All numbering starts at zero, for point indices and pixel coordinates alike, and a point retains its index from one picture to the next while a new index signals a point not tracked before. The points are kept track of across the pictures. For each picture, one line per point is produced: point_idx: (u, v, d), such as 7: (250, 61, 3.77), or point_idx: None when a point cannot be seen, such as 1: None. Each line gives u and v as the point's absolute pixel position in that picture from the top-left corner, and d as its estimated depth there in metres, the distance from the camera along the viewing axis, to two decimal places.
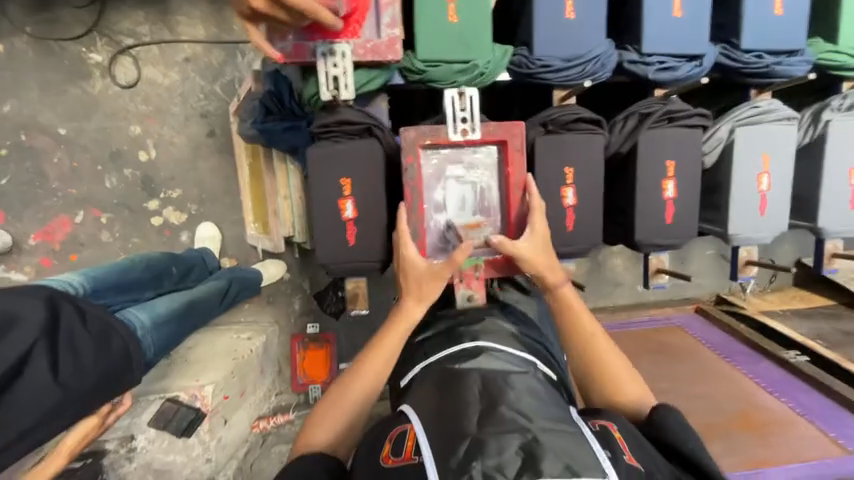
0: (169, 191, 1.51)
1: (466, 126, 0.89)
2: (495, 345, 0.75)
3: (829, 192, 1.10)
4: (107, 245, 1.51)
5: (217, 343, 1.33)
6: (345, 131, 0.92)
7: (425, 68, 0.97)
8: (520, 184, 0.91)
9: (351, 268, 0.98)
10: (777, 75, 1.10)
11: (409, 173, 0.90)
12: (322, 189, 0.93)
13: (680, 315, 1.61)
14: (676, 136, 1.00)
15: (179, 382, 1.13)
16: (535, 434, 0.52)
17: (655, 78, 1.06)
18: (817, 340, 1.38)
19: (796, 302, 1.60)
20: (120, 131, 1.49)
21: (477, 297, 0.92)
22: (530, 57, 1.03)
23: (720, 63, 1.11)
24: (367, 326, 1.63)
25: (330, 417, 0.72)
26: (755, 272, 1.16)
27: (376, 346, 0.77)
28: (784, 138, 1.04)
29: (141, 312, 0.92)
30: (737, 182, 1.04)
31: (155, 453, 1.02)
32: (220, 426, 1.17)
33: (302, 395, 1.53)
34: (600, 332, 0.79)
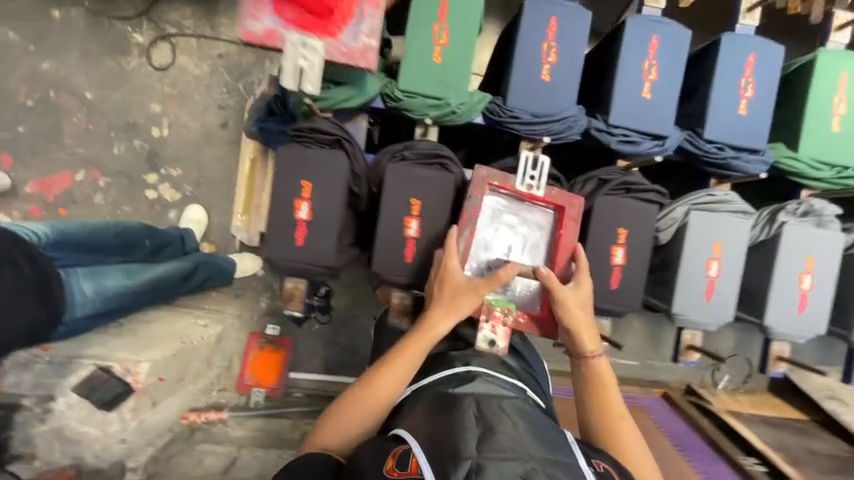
0: (170, 169, 1.57)
1: (531, 183, 0.93)
2: (486, 371, 0.75)
3: (777, 289, 1.10)
4: (98, 207, 1.54)
5: (174, 325, 1.33)
6: (317, 139, 0.96)
7: (402, 98, 1.06)
8: (569, 248, 0.92)
9: (294, 267, 1.00)
10: (734, 170, 1.19)
11: (471, 203, 0.91)
12: (282, 187, 0.96)
13: (647, 396, 1.55)
14: (632, 207, 1.02)
15: (118, 353, 1.10)
16: (535, 463, 0.54)
17: (617, 148, 1.14)
18: (779, 452, 1.32)
19: (768, 408, 1.54)
20: (141, 105, 1.57)
21: (499, 345, 0.87)
22: (503, 106, 1.09)
23: (685, 148, 1.19)
24: (328, 340, 1.60)
25: (342, 416, 0.70)
26: (696, 356, 1.16)
27: (394, 357, 0.75)
28: (738, 229, 1.06)
29: (87, 283, 0.98)
30: (686, 264, 1.06)
31: (70, 420, 1.01)
32: (146, 408, 1.12)
33: (244, 397, 1.50)
34: (627, 416, 0.74)
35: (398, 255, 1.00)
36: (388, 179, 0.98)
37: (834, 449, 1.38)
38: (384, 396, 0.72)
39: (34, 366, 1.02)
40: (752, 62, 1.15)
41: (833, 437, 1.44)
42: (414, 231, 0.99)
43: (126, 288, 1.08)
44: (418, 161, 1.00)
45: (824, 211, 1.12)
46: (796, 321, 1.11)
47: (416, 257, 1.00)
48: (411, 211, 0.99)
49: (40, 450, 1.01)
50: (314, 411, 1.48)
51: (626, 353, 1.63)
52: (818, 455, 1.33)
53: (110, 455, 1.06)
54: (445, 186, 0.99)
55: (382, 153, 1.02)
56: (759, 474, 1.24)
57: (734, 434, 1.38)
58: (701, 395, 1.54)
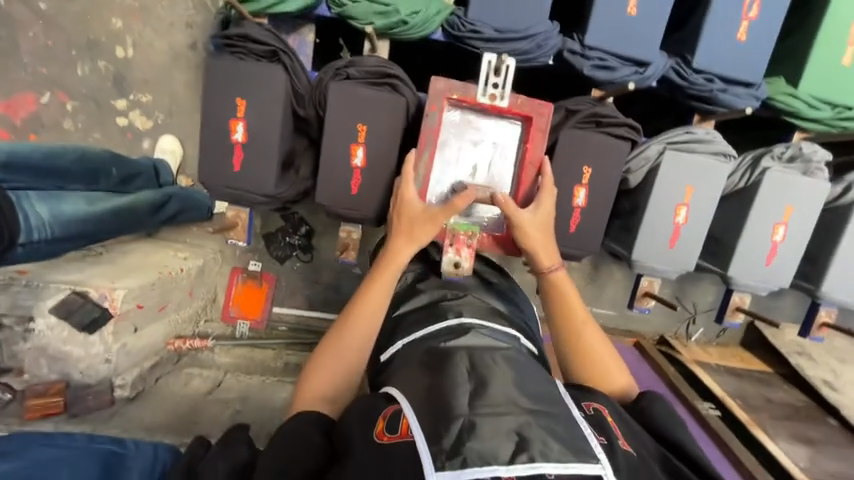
0: (138, 94, 1.47)
1: (495, 92, 0.85)
2: (480, 322, 0.73)
3: (746, 237, 1.06)
4: (68, 133, 1.45)
5: (151, 256, 1.31)
6: (251, 50, 0.90)
7: (345, 2, 0.96)
8: (535, 165, 0.87)
9: (233, 193, 0.97)
10: (719, 104, 1.09)
11: (430, 121, 0.86)
12: (217, 104, 0.91)
13: (618, 345, 1.58)
14: (599, 141, 0.96)
15: (95, 280, 1.11)
16: (527, 417, 0.53)
17: (590, 74, 1.04)
18: (736, 400, 1.37)
19: (735, 361, 1.58)
20: (102, 20, 1.44)
21: (463, 266, 0.87)
22: (463, 19, 1.01)
23: (669, 79, 1.11)
24: (310, 278, 1.61)
25: (323, 371, 0.68)
26: (650, 304, 1.15)
27: (362, 299, 0.74)
28: (713, 174, 1.01)
29: (41, 207, 0.99)
30: (653, 209, 1.02)
31: (51, 340, 1.06)
32: (128, 333, 1.15)
33: (230, 328, 1.53)
34: (593, 326, 0.76)
35: (344, 186, 0.96)
36: (333, 100, 0.91)
37: (791, 399, 1.43)
38: (360, 338, 0.71)
39: (11, 288, 1.03)
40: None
41: (793, 388, 1.48)
42: (360, 161, 0.94)
43: (88, 214, 1.08)
44: (364, 80, 0.92)
45: (813, 156, 1.04)
46: (761, 273, 1.09)
47: (361, 188, 0.96)
48: (357, 137, 0.93)
49: (27, 364, 1.06)
50: (298, 344, 1.51)
51: (603, 303, 1.63)
52: (774, 403, 1.39)
53: (97, 373, 1.10)
54: (393, 110, 0.92)
55: (325, 70, 0.94)
56: (714, 419, 1.29)
57: (697, 383, 1.43)
58: (673, 345, 1.58)
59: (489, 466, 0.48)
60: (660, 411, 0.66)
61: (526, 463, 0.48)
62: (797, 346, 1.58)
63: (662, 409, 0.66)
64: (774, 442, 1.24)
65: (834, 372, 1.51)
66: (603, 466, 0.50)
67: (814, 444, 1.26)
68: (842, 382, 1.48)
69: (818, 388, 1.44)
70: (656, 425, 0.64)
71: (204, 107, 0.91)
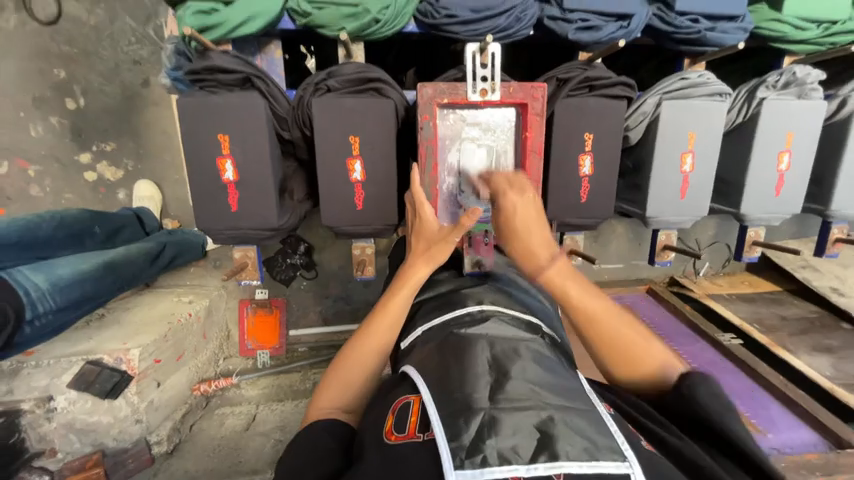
0: (101, 144, 1.41)
1: (486, 85, 0.79)
2: (498, 309, 0.71)
3: (752, 172, 1.07)
4: (38, 199, 1.41)
5: (158, 306, 1.29)
6: (221, 81, 0.85)
7: (310, 10, 0.89)
8: (538, 149, 0.83)
9: (236, 236, 0.94)
10: (709, 44, 1.05)
11: (425, 133, 0.80)
12: (197, 146, 0.87)
13: (631, 294, 1.62)
14: (595, 105, 0.95)
15: (106, 345, 1.07)
16: (551, 412, 0.51)
17: (575, 38, 0.99)
18: (755, 325, 1.41)
19: (745, 286, 1.63)
20: (45, 75, 1.36)
21: (486, 263, 0.87)
22: (435, 4, 0.94)
23: (653, 26, 1.05)
24: (320, 294, 1.58)
25: (338, 384, 0.67)
26: (673, 256, 1.17)
27: (383, 310, 0.72)
28: (712, 115, 1.00)
29: (37, 276, 0.94)
30: (657, 163, 1.02)
31: (77, 413, 1.03)
32: (152, 389, 1.13)
33: (250, 360, 1.52)
34: (606, 311, 0.63)
35: (347, 202, 0.93)
36: (319, 116, 0.87)
37: (804, 313, 1.47)
38: (376, 353, 0.70)
39: (22, 371, 1.00)
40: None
41: (803, 301, 1.53)
42: (359, 175, 0.92)
43: (82, 272, 1.02)
44: (346, 90, 0.89)
45: (808, 78, 1.03)
46: (772, 204, 1.10)
47: (366, 202, 0.94)
48: (352, 150, 0.90)
49: (58, 443, 1.04)
50: (320, 361, 1.49)
51: (610, 258, 1.65)
52: (790, 320, 1.44)
53: (131, 435, 1.09)
54: (381, 113, 0.89)
55: (304, 86, 0.90)
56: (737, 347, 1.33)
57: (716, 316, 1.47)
58: (683, 284, 1.63)
59: (508, 466, 0.46)
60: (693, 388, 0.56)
61: (546, 463, 0.46)
62: (801, 261, 1.63)
63: (696, 389, 0.56)
64: (797, 356, 1.28)
65: (839, 278, 1.56)
66: (631, 463, 0.46)
67: (835, 351, 1.30)
68: (849, 286, 1.53)
69: (827, 296, 1.49)
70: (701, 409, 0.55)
71: (186, 154, 0.87)
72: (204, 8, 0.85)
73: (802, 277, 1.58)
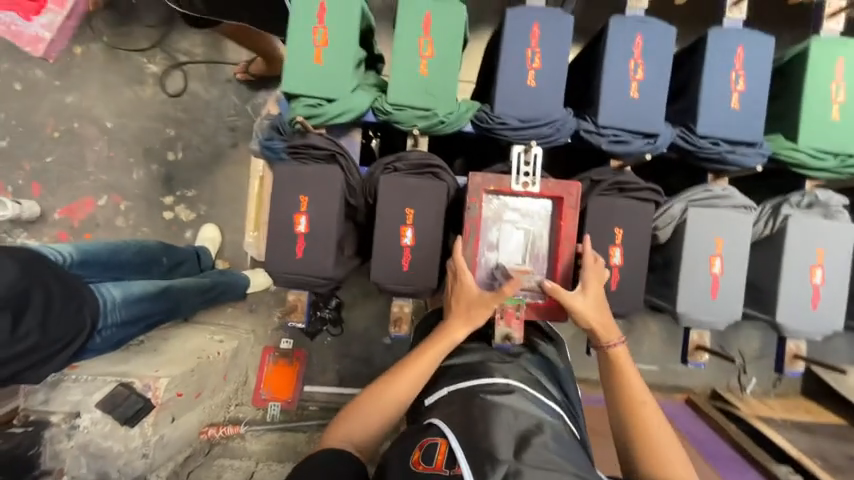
0: (184, 191, 1.64)
1: (527, 179, 0.90)
2: (525, 387, 0.74)
3: (787, 285, 1.06)
4: (120, 230, 1.62)
5: (190, 340, 1.36)
6: (313, 156, 1.03)
7: (391, 110, 1.07)
8: (571, 238, 0.90)
9: (295, 280, 1.03)
10: (730, 163, 1.13)
11: (471, 212, 0.90)
12: (281, 201, 1.01)
13: (668, 402, 1.51)
14: (627, 205, 1.03)
15: (140, 370, 1.13)
16: (569, 477, 0.55)
17: (608, 148, 1.11)
18: (817, 460, 1.23)
19: (801, 413, 1.46)
20: (159, 133, 1.66)
21: (516, 337, 0.88)
22: (490, 113, 1.09)
23: (677, 144, 1.15)
24: (341, 353, 1.59)
25: (358, 420, 0.74)
26: (706, 358, 1.12)
27: (413, 360, 0.78)
28: (740, 223, 1.04)
29: (115, 288, 1.03)
30: (687, 264, 1.04)
31: (94, 436, 1.03)
32: (166, 423, 1.14)
33: (261, 411, 1.53)
34: (651, 403, 0.78)
35: (394, 264, 1.02)
36: (383, 190, 1.01)
37: None
38: (399, 400, 0.75)
39: (61, 384, 1.07)
40: (741, 54, 1.10)
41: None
42: (409, 240, 1.01)
43: (149, 292, 1.12)
44: (409, 171, 1.03)
45: (831, 201, 1.09)
46: (811, 317, 1.06)
47: (412, 264, 1.02)
48: (406, 220, 1.01)
49: (68, 465, 1.03)
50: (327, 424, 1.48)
51: (643, 357, 1.57)
52: None
53: (133, 470, 1.06)
54: (433, 191, 1.00)
55: (375, 166, 1.06)
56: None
57: (766, 443, 1.30)
58: (728, 400, 1.50)
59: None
60: None
61: None
62: None
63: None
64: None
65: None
66: None
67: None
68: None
69: None
70: None
71: (271, 209, 1.02)
72: (311, 102, 1.03)
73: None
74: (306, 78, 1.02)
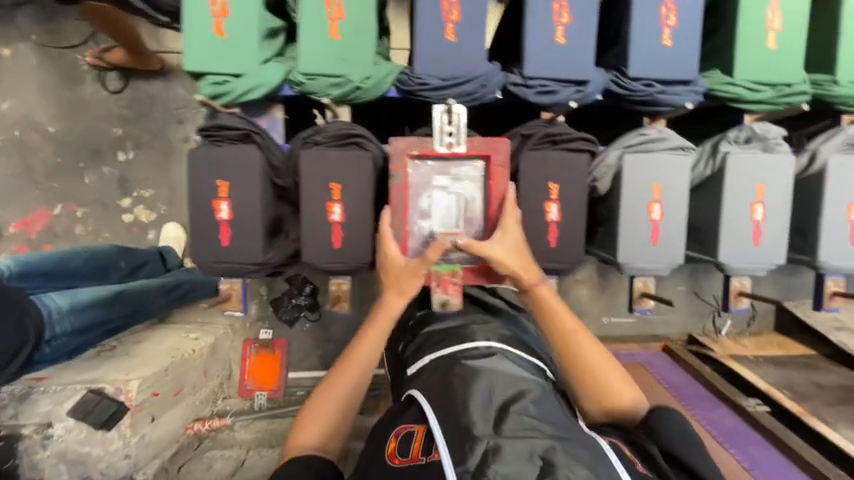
0: (141, 191, 1.59)
1: (452, 140, 0.87)
2: (505, 348, 0.80)
3: (728, 224, 1.06)
4: (80, 238, 1.58)
5: (164, 340, 1.34)
6: (227, 136, 0.98)
7: (303, 80, 1.02)
8: (501, 196, 0.89)
9: (227, 268, 1.01)
10: (663, 104, 1.10)
11: (395, 180, 0.88)
12: (200, 188, 0.98)
13: (644, 352, 1.53)
14: (561, 157, 1.00)
15: (111, 374, 1.11)
16: (553, 442, 0.58)
17: (536, 101, 1.08)
18: (784, 392, 1.27)
19: (774, 348, 1.50)
20: (105, 132, 1.59)
21: (453, 302, 0.91)
22: (411, 74, 1.06)
23: (611, 90, 1.12)
24: (322, 338, 1.59)
25: (320, 420, 0.74)
26: (649, 303, 1.21)
27: (358, 344, 0.81)
28: (677, 166, 1.03)
29: (59, 297, 1.01)
30: (625, 213, 1.03)
31: (69, 443, 1.04)
32: (145, 423, 1.14)
33: (248, 402, 1.52)
34: (583, 330, 0.81)
35: (326, 242, 1.00)
36: (305, 168, 0.97)
37: (843, 380, 1.33)
38: (355, 387, 0.78)
39: (30, 396, 1.05)
40: None
41: (843, 369, 1.38)
42: (338, 216, 0.99)
43: (98, 298, 1.10)
44: (330, 144, 0.98)
45: (769, 134, 1.05)
46: (754, 254, 1.07)
47: (343, 242, 1.00)
48: (333, 196, 0.98)
49: (47, 473, 1.05)
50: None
51: (620, 312, 1.59)
52: (827, 387, 1.30)
53: (117, 471, 1.08)
54: (360, 164, 0.97)
55: (295, 141, 1.02)
56: (763, 415, 1.20)
57: (738, 381, 1.35)
58: (702, 344, 1.51)
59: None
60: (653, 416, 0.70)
61: None
62: (834, 322, 1.52)
63: (661, 424, 0.68)
64: (837, 431, 1.13)
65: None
66: None
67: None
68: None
69: None
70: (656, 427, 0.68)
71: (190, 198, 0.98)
72: (217, 79, 0.99)
73: (838, 342, 1.43)
74: (210, 55, 0.98)
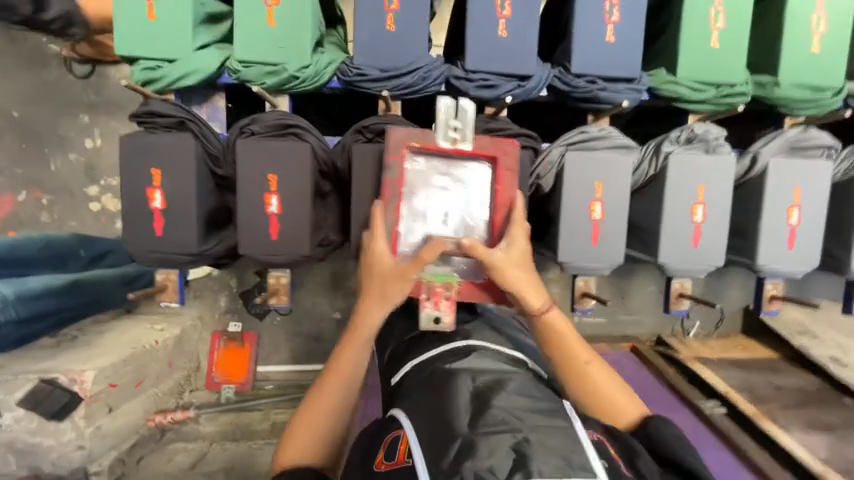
0: (109, 179, 1.56)
1: (456, 135, 0.94)
2: (482, 344, 0.89)
3: (668, 223, 1.15)
4: (45, 225, 1.54)
5: (129, 331, 1.31)
6: (161, 124, 1.07)
7: (239, 69, 1.14)
8: (507, 203, 0.96)
9: (161, 257, 1.10)
10: (604, 100, 1.24)
11: (391, 174, 0.93)
12: (135, 176, 1.06)
13: (612, 351, 1.54)
14: (515, 154, 1.09)
15: (66, 364, 1.11)
16: (525, 435, 0.58)
17: (476, 93, 1.21)
18: (744, 394, 1.30)
19: (738, 351, 1.53)
20: (70, 117, 1.55)
21: (444, 318, 0.94)
22: (351, 65, 1.19)
23: (555, 85, 1.26)
24: (294, 329, 1.63)
25: (309, 433, 0.76)
26: (589, 303, 1.27)
27: (340, 355, 0.82)
28: (618, 165, 1.10)
29: (6, 287, 1.09)
30: (568, 209, 1.10)
31: (19, 432, 1.03)
32: (102, 414, 1.13)
33: (215, 395, 1.50)
34: (589, 355, 0.83)
35: (262, 229, 1.09)
36: (242, 158, 1.06)
37: (803, 383, 1.36)
38: (343, 396, 0.80)
39: None
40: None
41: (802, 371, 1.42)
42: (276, 208, 1.08)
43: (46, 288, 1.18)
44: (267, 133, 1.07)
45: (709, 135, 1.14)
46: (692, 254, 1.17)
47: (281, 232, 1.09)
48: (270, 187, 1.07)
49: None
50: (283, 401, 1.46)
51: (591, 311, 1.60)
52: (784, 390, 1.33)
53: (70, 462, 1.07)
54: (294, 155, 1.06)
55: (233, 129, 1.10)
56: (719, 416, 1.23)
57: (701, 382, 1.37)
58: (669, 345, 1.54)
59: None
60: (656, 428, 0.72)
61: None
62: (798, 326, 1.56)
63: (666, 425, 0.72)
64: (791, 435, 1.15)
65: (841, 348, 1.49)
66: None
67: (834, 429, 1.18)
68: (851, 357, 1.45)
69: (825, 366, 1.39)
70: (658, 445, 0.69)
71: (124, 183, 1.07)
72: (150, 65, 1.10)
73: (799, 345, 1.48)
74: (147, 37, 1.09)
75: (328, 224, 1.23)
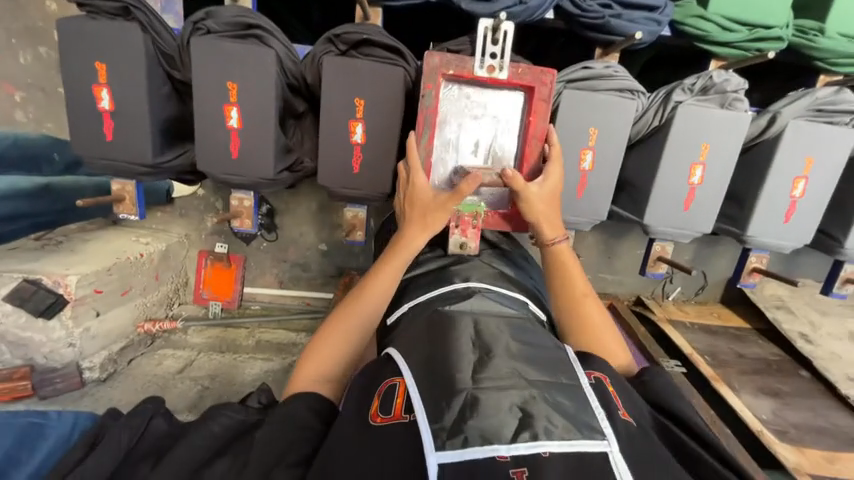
0: None
1: (493, 63, 0.80)
2: (487, 286, 0.77)
3: (769, 197, 0.98)
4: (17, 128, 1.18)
5: (109, 241, 1.19)
6: (102, 8, 0.81)
7: None
8: (539, 136, 0.84)
9: (112, 167, 0.90)
10: (614, 32, 0.97)
11: (426, 102, 0.81)
12: (74, 66, 0.83)
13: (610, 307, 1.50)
14: (600, 100, 0.91)
15: (49, 267, 1.02)
16: (532, 391, 0.55)
17: (469, 9, 0.93)
18: (749, 360, 1.29)
19: (712, 318, 1.46)
20: None
21: (470, 246, 0.86)
22: None
23: (563, 8, 0.99)
24: (294, 263, 1.44)
25: (320, 354, 0.70)
26: (663, 269, 1.11)
27: (372, 282, 0.76)
28: (731, 128, 0.92)
29: None
30: (666, 166, 0.95)
31: (10, 327, 0.98)
32: (90, 318, 1.06)
33: (203, 310, 1.41)
34: (593, 295, 0.79)
35: (222, 149, 0.88)
36: (195, 59, 0.82)
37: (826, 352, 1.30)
38: (370, 318, 0.74)
39: None
40: None
41: (769, 344, 1.37)
42: (236, 122, 0.86)
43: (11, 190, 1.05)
44: (226, 33, 0.83)
45: (728, 85, 0.92)
46: (779, 230, 1.01)
47: (241, 152, 0.88)
48: (229, 97, 0.84)
49: None
50: (271, 322, 1.37)
51: (621, 274, 1.51)
52: (782, 358, 1.32)
53: (62, 357, 1.03)
54: (260, 63, 0.82)
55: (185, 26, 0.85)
56: (722, 373, 1.23)
57: (716, 345, 1.34)
58: (647, 305, 1.47)
59: (490, 445, 0.50)
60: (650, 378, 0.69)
61: (529, 441, 0.50)
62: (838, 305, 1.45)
63: (656, 380, 0.69)
64: (738, 396, 1.17)
65: (812, 325, 1.38)
66: (609, 442, 0.51)
67: (782, 396, 1.19)
68: (820, 334, 1.35)
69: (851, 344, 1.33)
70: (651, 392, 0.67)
71: (63, 75, 0.84)
72: None
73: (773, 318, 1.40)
74: None
75: (304, 149, 1.00)
